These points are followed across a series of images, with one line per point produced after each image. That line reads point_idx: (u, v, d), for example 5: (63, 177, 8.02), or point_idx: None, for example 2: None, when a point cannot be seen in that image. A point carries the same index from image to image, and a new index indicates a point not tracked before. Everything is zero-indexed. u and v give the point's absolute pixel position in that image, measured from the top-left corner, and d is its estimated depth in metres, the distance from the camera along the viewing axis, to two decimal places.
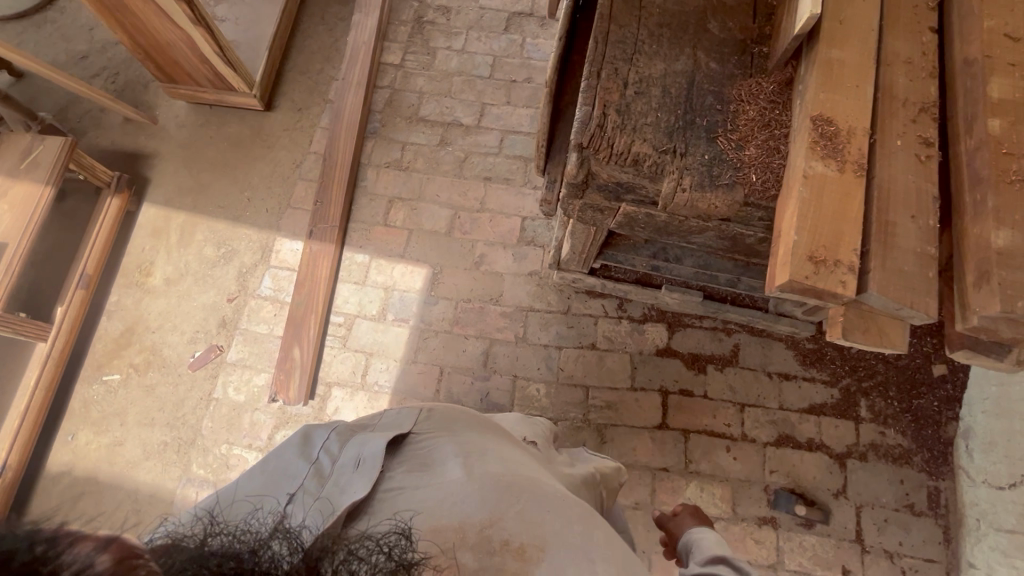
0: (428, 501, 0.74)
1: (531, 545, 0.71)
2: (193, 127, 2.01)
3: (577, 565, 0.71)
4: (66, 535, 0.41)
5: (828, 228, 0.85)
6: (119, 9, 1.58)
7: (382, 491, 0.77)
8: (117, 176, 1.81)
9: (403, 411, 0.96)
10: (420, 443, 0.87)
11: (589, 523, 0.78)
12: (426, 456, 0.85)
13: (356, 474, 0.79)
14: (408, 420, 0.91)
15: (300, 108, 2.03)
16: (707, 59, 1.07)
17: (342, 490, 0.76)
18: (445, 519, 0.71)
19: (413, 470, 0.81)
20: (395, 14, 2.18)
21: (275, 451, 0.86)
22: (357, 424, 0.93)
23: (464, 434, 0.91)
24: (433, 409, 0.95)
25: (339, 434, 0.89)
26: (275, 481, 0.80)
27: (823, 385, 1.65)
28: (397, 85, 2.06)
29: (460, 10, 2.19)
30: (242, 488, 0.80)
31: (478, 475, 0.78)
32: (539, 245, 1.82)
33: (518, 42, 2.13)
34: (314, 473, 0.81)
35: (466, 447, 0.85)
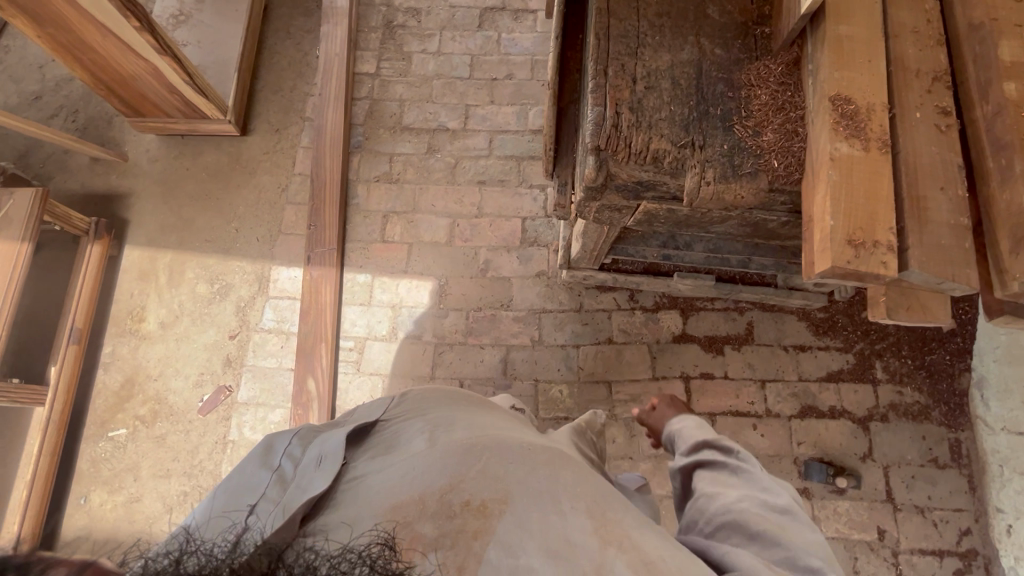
0: (390, 481, 0.71)
1: (492, 499, 0.66)
2: (167, 160, 1.91)
3: (545, 511, 0.66)
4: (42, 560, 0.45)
5: (862, 209, 0.84)
6: (77, 45, 1.48)
7: (346, 482, 0.74)
8: (94, 221, 1.72)
9: (376, 403, 0.94)
10: (387, 431, 0.85)
11: (559, 465, 0.74)
12: (392, 439, 0.82)
13: (317, 472, 0.74)
14: (378, 410, 0.89)
15: (278, 129, 1.96)
16: (711, 46, 1.05)
17: (305, 487, 0.72)
18: (407, 494, 0.67)
19: (378, 455, 0.79)
20: (363, 20, 2.11)
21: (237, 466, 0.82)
22: (322, 425, 0.89)
23: (431, 413, 0.88)
24: (408, 394, 0.93)
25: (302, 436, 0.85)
26: (235, 495, 0.74)
27: (838, 352, 1.67)
28: (376, 95, 2.00)
29: (431, 11, 2.13)
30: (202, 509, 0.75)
31: (440, 446, 0.75)
32: (543, 245, 1.80)
33: (494, 39, 2.08)
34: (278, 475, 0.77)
35: (430, 425, 0.83)
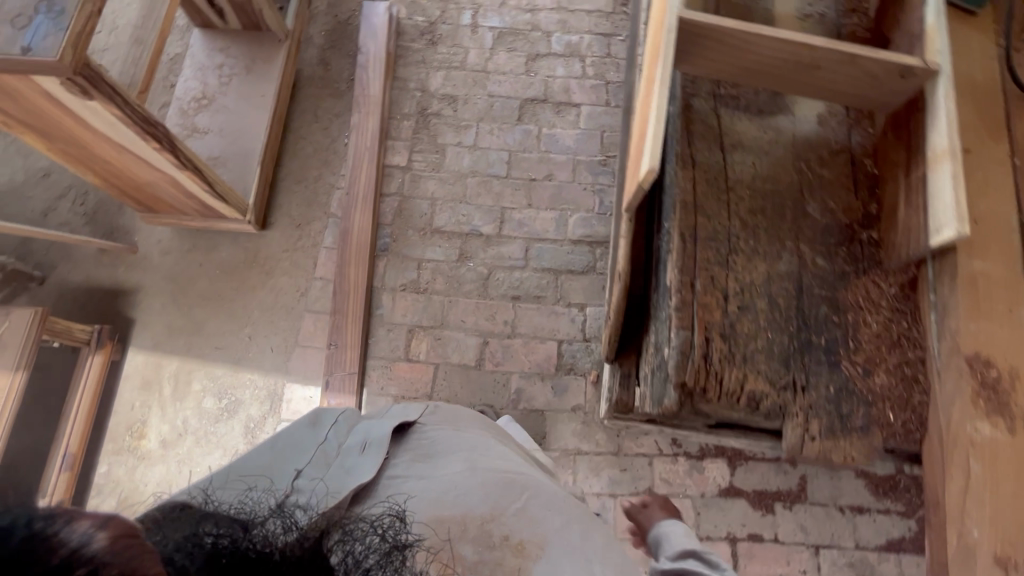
0: (431, 490, 0.83)
1: (530, 542, 0.80)
2: (179, 254, 1.78)
3: (573, 563, 0.80)
4: (63, 514, 0.42)
5: (1008, 512, 0.76)
6: (89, 158, 1.35)
7: (386, 478, 0.86)
8: (96, 329, 1.57)
9: (409, 404, 1.04)
10: (424, 434, 0.96)
11: (589, 522, 0.88)
12: (428, 446, 0.93)
13: (363, 456, 0.88)
14: (414, 412, 1.00)
15: (300, 224, 1.83)
16: (812, 254, 0.92)
17: (349, 472, 0.85)
18: (449, 509, 0.80)
19: (418, 459, 0.90)
20: (396, 106, 1.99)
21: (285, 431, 0.95)
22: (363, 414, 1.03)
23: (465, 428, 1.01)
24: (438, 408, 1.06)
25: (347, 419, 1.00)
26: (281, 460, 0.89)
27: (900, 517, 1.53)
28: (407, 190, 1.87)
29: (468, 99, 2.01)
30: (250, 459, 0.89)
31: (478, 468, 0.88)
32: (579, 374, 1.66)
33: (535, 134, 1.97)
34: (322, 454, 0.90)
35: (467, 441, 0.95)
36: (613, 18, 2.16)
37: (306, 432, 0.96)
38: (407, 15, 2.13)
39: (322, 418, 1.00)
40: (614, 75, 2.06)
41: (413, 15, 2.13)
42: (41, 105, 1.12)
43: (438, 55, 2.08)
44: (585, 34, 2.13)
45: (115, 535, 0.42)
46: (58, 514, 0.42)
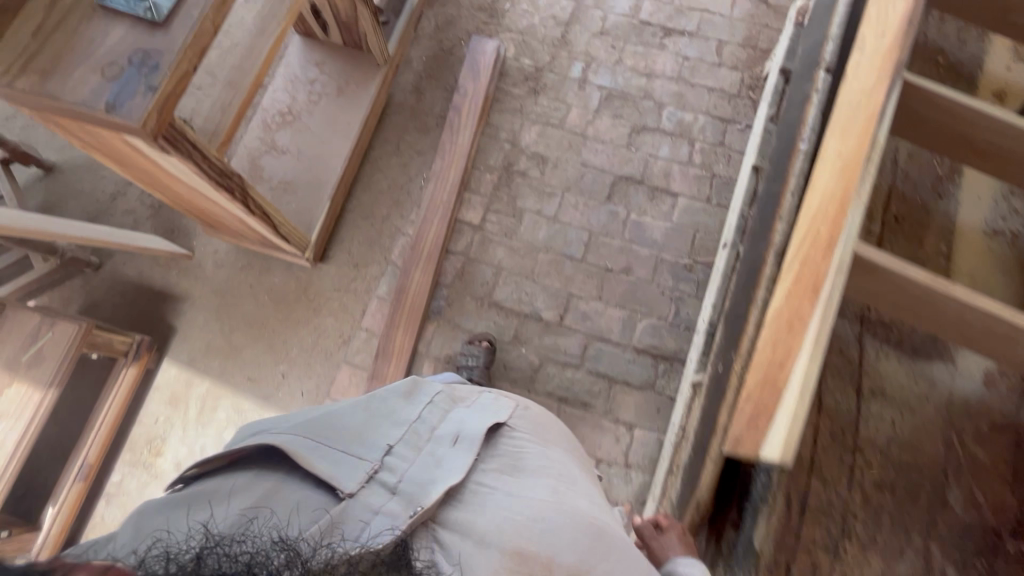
0: (515, 512, 0.83)
1: None
2: (233, 269, 1.73)
3: None
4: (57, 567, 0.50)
5: None
6: (160, 186, 1.28)
7: (474, 483, 0.86)
8: (136, 341, 1.55)
9: (499, 398, 1.04)
10: (514, 442, 0.96)
11: None
12: (515, 455, 0.93)
13: (453, 449, 0.89)
14: (505, 412, 0.99)
15: (357, 264, 1.75)
16: (938, 552, 1.02)
17: (437, 467, 0.86)
18: (529, 545, 0.79)
19: (505, 472, 0.90)
20: (482, 156, 1.87)
21: (381, 395, 0.97)
22: (458, 397, 1.01)
23: (551, 445, 1.00)
24: (527, 410, 1.04)
25: (442, 400, 0.99)
26: (373, 422, 0.91)
27: None
28: (473, 252, 1.76)
29: (558, 164, 1.86)
30: (348, 412, 0.92)
31: (565, 501, 0.88)
32: (611, 501, 1.54)
33: (621, 218, 1.80)
34: (412, 432, 0.91)
35: (554, 465, 0.95)
36: (736, 101, 1.94)
37: (401, 400, 0.97)
38: (514, 55, 1.99)
39: (419, 389, 1.00)
40: (722, 167, 1.86)
41: (520, 57, 1.99)
42: (116, 146, 1.04)
43: (537, 107, 1.93)
44: (700, 114, 1.93)
45: None
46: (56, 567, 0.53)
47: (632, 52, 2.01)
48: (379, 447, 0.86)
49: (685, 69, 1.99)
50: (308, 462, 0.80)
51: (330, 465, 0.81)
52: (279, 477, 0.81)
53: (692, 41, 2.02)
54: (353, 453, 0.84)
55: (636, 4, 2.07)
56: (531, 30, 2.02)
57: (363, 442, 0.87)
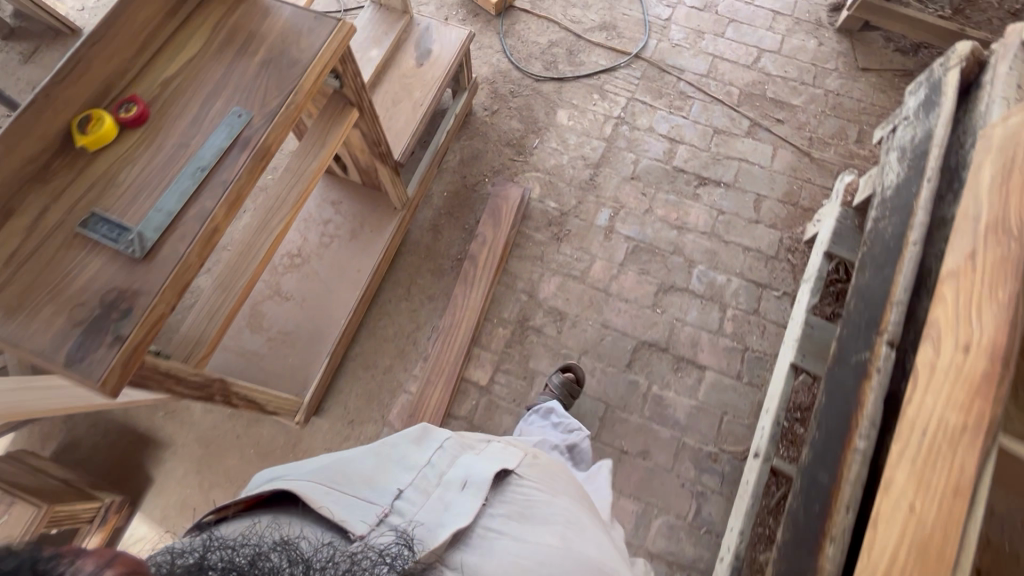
0: (523, 559, 0.75)
1: None
2: (222, 416, 1.63)
3: None
4: (67, 552, 0.44)
5: None
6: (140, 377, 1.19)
7: (481, 527, 0.78)
8: (104, 505, 1.44)
9: (505, 445, 0.95)
10: (522, 487, 0.86)
11: None
12: (524, 503, 0.84)
13: (460, 494, 0.81)
14: (512, 457, 0.90)
15: (352, 421, 1.63)
16: None
17: (445, 509, 0.79)
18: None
19: (512, 516, 0.81)
20: (496, 307, 1.75)
21: (391, 443, 0.91)
22: (466, 444, 0.94)
23: (560, 494, 0.91)
24: (534, 459, 0.95)
25: (450, 448, 0.92)
26: (379, 471, 0.85)
27: None
28: (478, 418, 1.63)
29: (577, 322, 1.73)
30: (355, 464, 0.85)
31: (574, 551, 0.81)
32: None
33: (642, 390, 1.65)
34: (420, 477, 0.84)
35: (564, 513, 0.87)
36: (773, 264, 1.80)
37: (410, 449, 0.91)
38: (539, 196, 1.90)
39: (427, 437, 0.94)
40: (756, 340, 1.70)
41: (545, 198, 1.90)
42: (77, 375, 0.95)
43: (558, 255, 1.82)
44: (734, 276, 1.79)
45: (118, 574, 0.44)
46: (64, 553, 0.44)
47: (664, 200, 1.91)
48: (389, 491, 0.81)
49: (719, 224, 1.87)
50: (320, 501, 0.74)
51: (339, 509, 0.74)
52: (292, 514, 0.74)
53: (727, 193, 1.91)
54: (362, 497, 0.78)
55: (670, 149, 1.98)
56: (559, 170, 1.95)
57: (375, 486, 0.81)
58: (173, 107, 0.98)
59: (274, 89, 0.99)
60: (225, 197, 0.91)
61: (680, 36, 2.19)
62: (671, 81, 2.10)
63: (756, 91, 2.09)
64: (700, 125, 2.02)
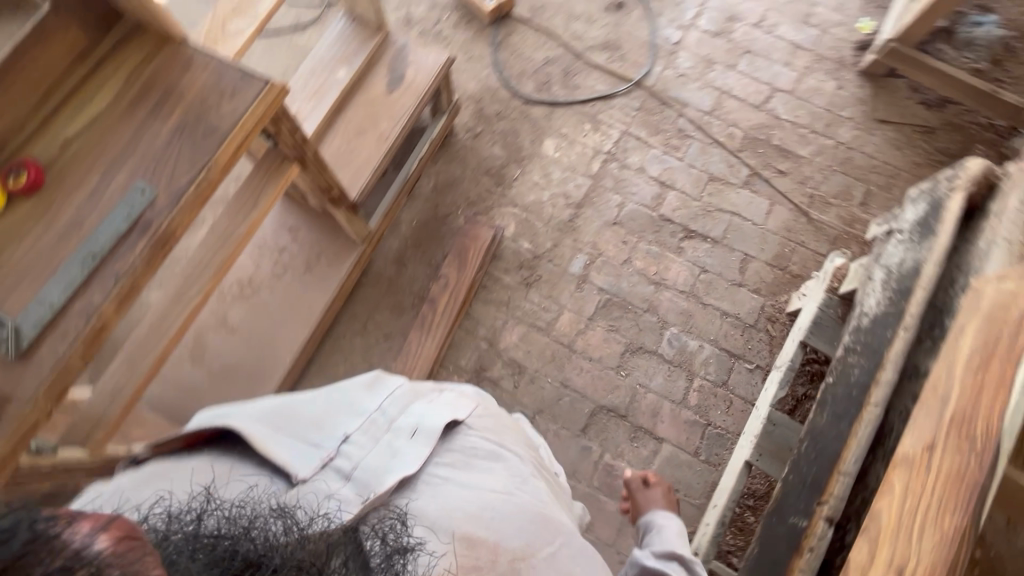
0: (465, 504, 0.69)
1: None
2: None
3: None
4: (66, 514, 0.38)
5: None
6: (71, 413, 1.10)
7: (424, 477, 0.71)
8: None
9: (459, 392, 0.86)
10: (472, 436, 0.78)
11: None
12: (470, 452, 0.76)
13: (411, 442, 0.73)
14: (465, 406, 0.81)
15: None
16: None
17: (393, 456, 0.71)
18: (481, 533, 0.67)
19: (457, 465, 0.73)
20: (454, 353, 1.68)
21: (342, 386, 0.82)
22: (420, 387, 0.85)
23: (514, 443, 0.84)
24: (488, 408, 0.86)
25: (407, 390, 0.83)
26: (330, 412, 0.77)
27: None
28: None
29: (536, 379, 1.66)
30: (304, 403, 0.78)
31: (520, 496, 0.74)
32: None
33: (594, 458, 1.59)
34: (369, 422, 0.76)
35: (513, 461, 0.79)
36: (750, 333, 1.70)
37: (362, 391, 0.82)
38: (513, 235, 1.80)
39: (380, 384, 0.84)
40: (719, 415, 1.62)
41: (518, 238, 1.79)
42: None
43: (525, 303, 1.73)
44: (707, 343, 1.70)
45: (114, 540, 0.38)
46: (61, 515, 0.38)
47: (645, 251, 1.79)
48: (336, 435, 0.74)
49: (700, 284, 1.76)
50: (265, 447, 0.68)
51: (284, 454, 0.69)
52: (236, 460, 0.69)
53: (713, 250, 1.79)
54: (308, 440, 0.72)
55: (659, 194, 1.85)
56: (537, 207, 1.83)
57: (321, 429, 0.74)
58: (72, 175, 0.88)
59: (186, 160, 0.89)
60: (115, 291, 0.82)
61: (688, 64, 2.02)
62: (671, 116, 1.95)
63: (761, 135, 1.93)
64: (695, 169, 1.88)
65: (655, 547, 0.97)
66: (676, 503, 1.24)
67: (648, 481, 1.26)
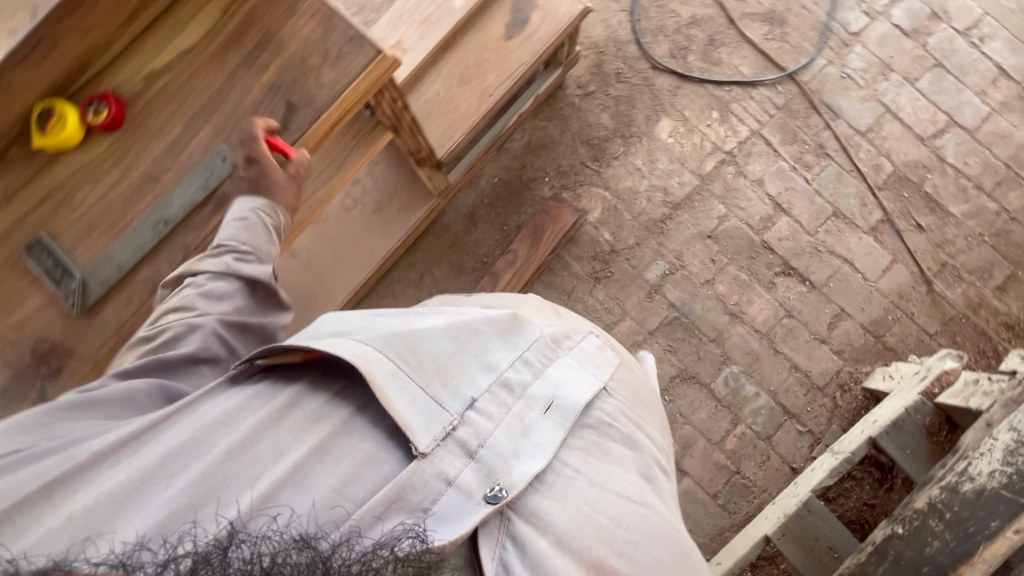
0: (597, 513, 0.59)
1: None
2: None
3: None
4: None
5: None
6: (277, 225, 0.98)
7: (556, 465, 0.61)
8: None
9: (597, 353, 0.75)
10: (606, 420, 0.68)
11: None
12: (602, 441, 0.66)
13: (542, 422, 0.63)
14: (601, 379, 0.71)
15: None
16: None
17: (525, 437, 0.61)
18: (612, 557, 0.57)
19: (589, 456, 0.64)
20: None
21: (473, 325, 0.69)
22: (558, 340, 0.73)
23: (646, 429, 0.73)
24: (622, 379, 0.76)
25: (542, 348, 0.70)
26: (458, 361, 0.65)
27: None
28: None
29: None
30: (429, 339, 0.66)
31: (654, 511, 0.63)
32: None
33: None
34: (500, 385, 0.64)
35: (645, 459, 0.69)
36: (815, 395, 1.58)
37: (494, 339, 0.69)
38: (595, 221, 1.65)
39: (516, 328, 0.71)
40: (751, 467, 1.56)
41: (601, 226, 1.65)
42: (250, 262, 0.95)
43: (588, 298, 1.63)
44: (765, 393, 1.59)
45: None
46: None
47: (731, 277, 1.62)
48: (462, 396, 0.61)
49: (779, 328, 1.60)
50: (387, 397, 0.57)
51: (404, 412, 0.57)
52: (351, 408, 0.58)
53: (808, 295, 1.61)
54: (432, 394, 0.60)
55: (769, 217, 1.64)
56: (631, 197, 1.65)
57: (448, 383, 0.62)
58: (153, 117, 0.83)
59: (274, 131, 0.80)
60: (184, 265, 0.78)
61: (859, 64, 1.68)
62: (815, 126, 1.66)
63: (914, 176, 1.64)
64: (820, 198, 1.64)
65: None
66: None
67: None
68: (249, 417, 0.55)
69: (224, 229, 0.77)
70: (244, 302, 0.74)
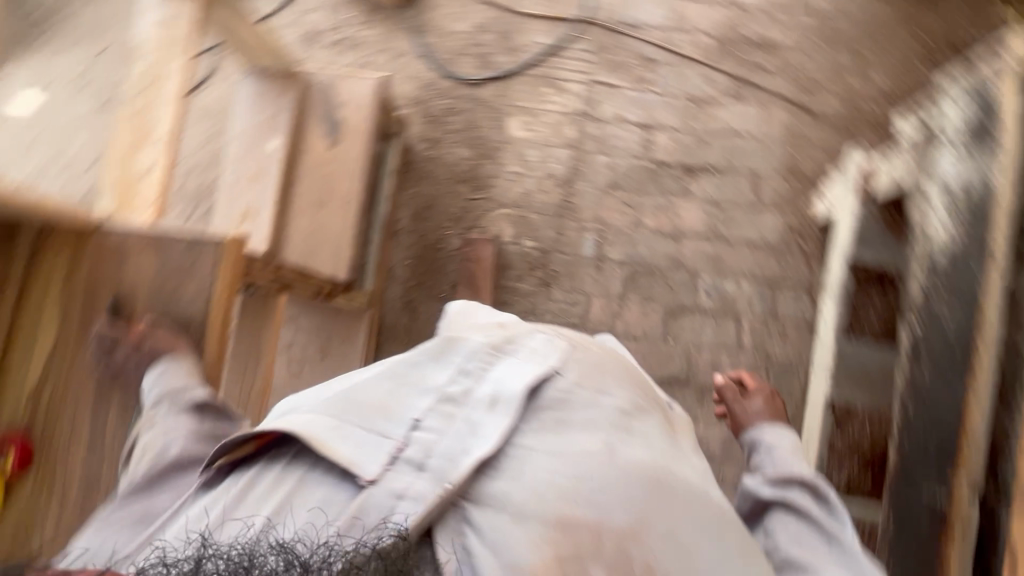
0: (562, 478, 0.62)
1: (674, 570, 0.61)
2: None
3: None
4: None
5: None
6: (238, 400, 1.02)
7: (511, 447, 0.64)
8: None
9: (553, 340, 0.78)
10: (564, 391, 0.71)
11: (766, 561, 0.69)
12: (559, 407, 0.69)
13: (489, 415, 0.66)
14: (555, 359, 0.73)
15: None
16: None
17: (472, 436, 0.64)
18: (580, 511, 0.60)
19: (549, 427, 0.67)
20: None
21: (406, 360, 0.74)
22: (500, 343, 0.75)
23: (612, 391, 0.74)
24: (586, 353, 0.78)
25: (481, 355, 0.73)
26: (399, 396, 0.70)
27: None
28: None
29: None
30: (369, 386, 0.71)
31: (626, 459, 0.66)
32: None
33: None
34: (442, 401, 0.68)
35: (615, 413, 0.71)
36: (784, 255, 1.62)
37: (431, 365, 0.74)
38: (513, 238, 1.67)
39: (451, 346, 0.76)
40: (778, 348, 1.58)
41: (521, 238, 1.67)
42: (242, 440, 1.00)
43: (551, 304, 1.64)
44: (745, 280, 1.62)
45: None
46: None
47: (653, 207, 1.67)
48: (406, 420, 0.66)
49: (719, 221, 1.65)
50: (330, 446, 0.63)
51: (349, 455, 0.62)
52: (307, 465, 0.64)
53: (722, 180, 1.67)
54: (377, 429, 0.65)
55: (647, 139, 1.70)
56: (527, 200, 1.69)
57: (390, 416, 0.67)
58: (57, 429, 0.85)
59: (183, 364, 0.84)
60: None
61: None
62: (632, 46, 1.75)
63: (734, 33, 1.74)
64: (676, 98, 1.71)
65: (768, 470, 0.87)
66: (783, 409, 1.07)
67: (746, 389, 1.12)
68: (224, 498, 0.63)
69: (152, 396, 0.82)
70: (198, 424, 0.79)
